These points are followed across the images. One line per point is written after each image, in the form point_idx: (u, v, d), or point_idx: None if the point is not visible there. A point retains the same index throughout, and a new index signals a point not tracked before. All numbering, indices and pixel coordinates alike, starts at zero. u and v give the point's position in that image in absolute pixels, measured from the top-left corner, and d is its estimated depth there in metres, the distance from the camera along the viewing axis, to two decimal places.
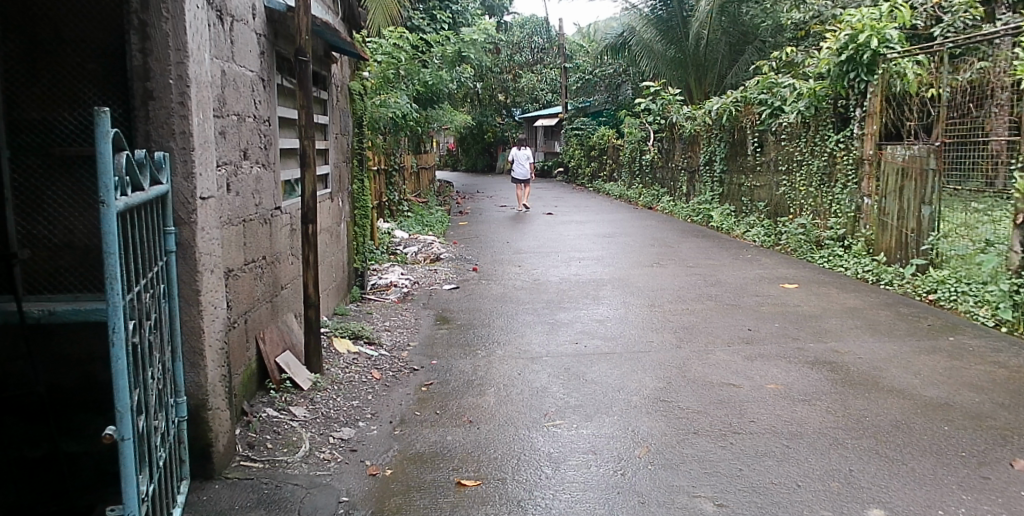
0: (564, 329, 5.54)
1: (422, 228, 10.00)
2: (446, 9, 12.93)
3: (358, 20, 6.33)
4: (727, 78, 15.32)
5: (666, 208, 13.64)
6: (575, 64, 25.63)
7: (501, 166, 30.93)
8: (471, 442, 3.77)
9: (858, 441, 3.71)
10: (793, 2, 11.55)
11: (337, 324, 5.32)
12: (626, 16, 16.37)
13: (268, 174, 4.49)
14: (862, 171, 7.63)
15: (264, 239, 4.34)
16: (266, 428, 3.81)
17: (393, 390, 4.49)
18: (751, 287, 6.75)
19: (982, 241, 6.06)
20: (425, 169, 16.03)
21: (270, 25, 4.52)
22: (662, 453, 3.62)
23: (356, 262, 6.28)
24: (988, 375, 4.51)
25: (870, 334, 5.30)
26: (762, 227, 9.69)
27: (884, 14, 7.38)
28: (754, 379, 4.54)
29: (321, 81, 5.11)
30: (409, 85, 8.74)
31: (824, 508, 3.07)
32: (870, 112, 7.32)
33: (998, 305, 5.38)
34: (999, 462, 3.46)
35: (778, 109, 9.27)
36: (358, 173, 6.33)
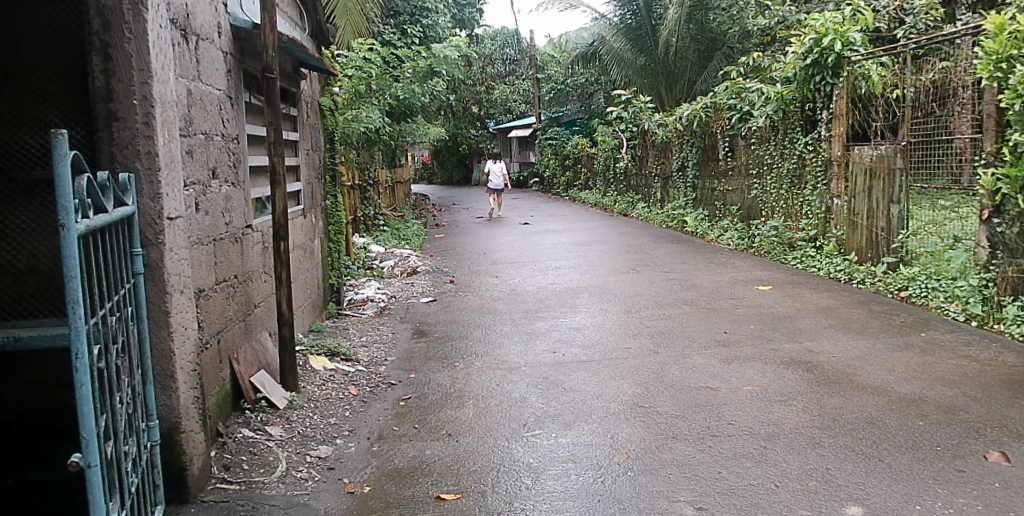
0: (542, 338, 5.52)
1: (398, 242, 9.97)
2: (417, 22, 12.95)
3: (328, 36, 6.33)
4: (697, 84, 15.47)
5: (641, 214, 13.71)
6: (547, 74, 25.78)
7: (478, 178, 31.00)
8: (449, 456, 3.74)
9: (834, 439, 3.74)
10: (758, 9, 11.66)
11: (314, 341, 5.27)
12: (595, 26, 16.54)
13: (238, 192, 4.47)
14: (830, 172, 7.74)
15: (235, 258, 4.31)
16: (242, 449, 3.77)
17: (371, 405, 4.45)
18: (726, 290, 6.79)
19: (951, 238, 6.09)
20: (400, 183, 16.00)
21: (237, 43, 4.51)
22: (641, 459, 3.61)
23: (333, 277, 6.23)
24: (959, 369, 4.58)
25: (843, 333, 5.35)
26: (735, 231, 9.76)
27: (847, 17, 7.46)
28: (732, 381, 4.56)
29: (290, 98, 5.09)
30: (381, 99, 8.72)
31: (802, 507, 3.09)
32: (836, 114, 7.45)
33: (968, 300, 5.56)
34: (973, 455, 3.51)
35: (746, 114, 9.40)
36: (330, 188, 6.31)
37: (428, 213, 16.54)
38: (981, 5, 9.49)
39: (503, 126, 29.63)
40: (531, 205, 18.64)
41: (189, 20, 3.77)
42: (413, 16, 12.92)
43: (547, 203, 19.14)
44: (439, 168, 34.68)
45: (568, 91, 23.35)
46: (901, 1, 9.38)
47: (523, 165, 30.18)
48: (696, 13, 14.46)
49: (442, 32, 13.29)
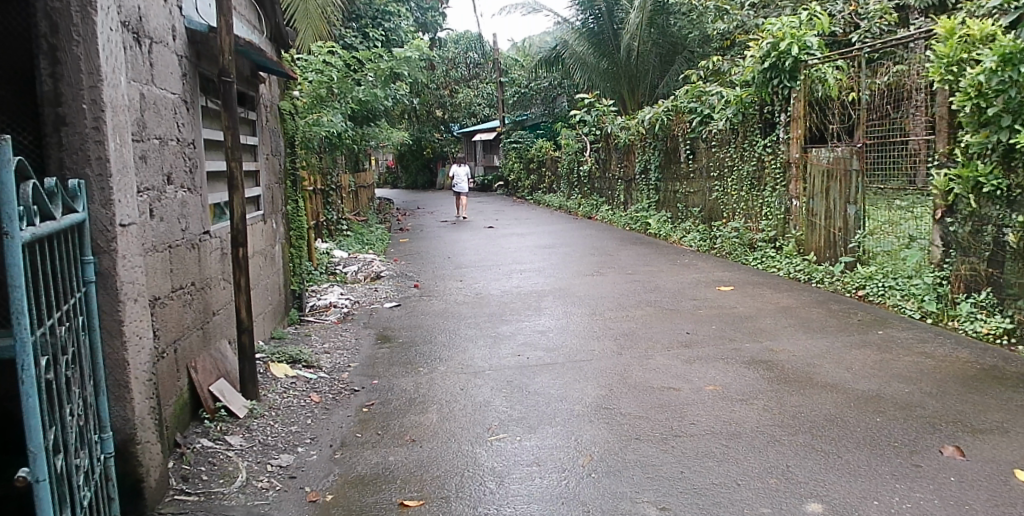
0: (506, 342, 5.51)
1: (361, 247, 9.89)
2: (378, 26, 12.85)
3: (287, 40, 6.27)
4: (659, 88, 15.62)
5: (605, 217, 13.80)
6: (509, 79, 25.85)
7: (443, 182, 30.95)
8: (413, 462, 3.71)
9: (795, 437, 3.79)
10: (717, 13, 11.83)
11: (275, 349, 5.19)
12: (558, 30, 16.67)
13: (195, 197, 4.38)
14: (789, 174, 7.88)
15: (192, 265, 4.23)
16: (201, 459, 3.69)
17: (333, 412, 4.39)
18: (688, 291, 6.85)
19: (906, 237, 6.21)
20: (364, 187, 15.89)
21: (193, 47, 4.44)
22: (605, 461, 3.62)
23: (294, 283, 6.15)
24: (916, 366, 4.68)
25: (803, 332, 5.43)
26: (697, 233, 9.86)
27: (804, 21, 7.64)
28: (694, 381, 4.59)
29: (248, 102, 5.03)
30: (343, 103, 8.68)
31: (764, 505, 3.13)
32: (795, 116, 7.58)
33: (923, 298, 5.72)
34: (929, 450, 3.58)
35: (707, 117, 9.52)
36: (292, 193, 6.24)
37: (392, 217, 16.41)
38: (932, 11, 9.75)
39: (467, 129, 29.63)
40: (496, 208, 18.64)
41: (142, 22, 3.70)
42: (374, 20, 12.83)
43: (513, 207, 19.15)
44: (404, 172, 34.52)
45: (532, 95, 23.48)
46: (855, 6, 9.61)
47: (488, 168, 30.20)
48: (657, 17, 14.65)
49: (404, 36, 13.24)
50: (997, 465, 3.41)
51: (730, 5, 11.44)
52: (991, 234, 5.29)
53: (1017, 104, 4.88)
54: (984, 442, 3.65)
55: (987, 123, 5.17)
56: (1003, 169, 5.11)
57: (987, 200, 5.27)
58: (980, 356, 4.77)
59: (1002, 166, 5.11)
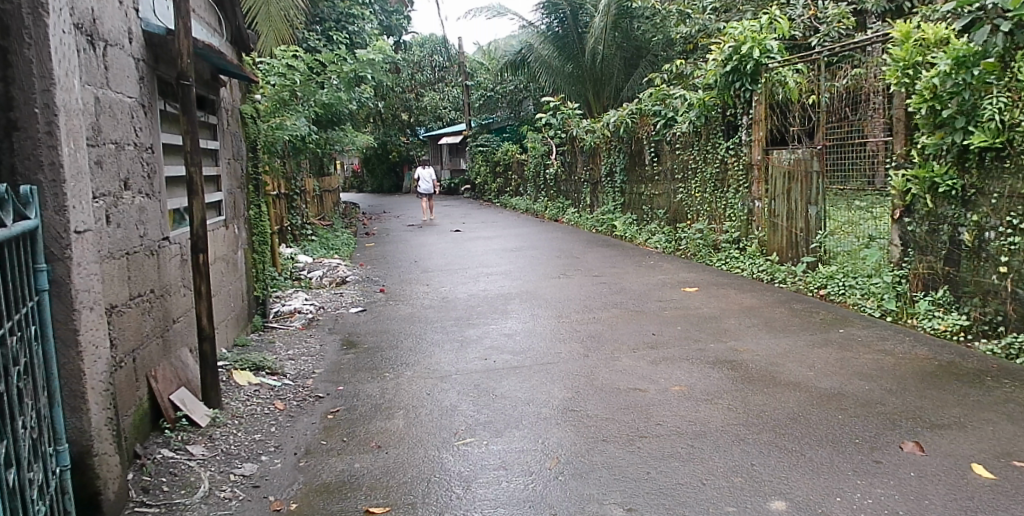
0: (472, 345, 5.50)
1: (326, 251, 9.79)
2: (343, 29, 12.87)
3: (249, 42, 6.18)
4: (623, 91, 15.75)
5: (572, 219, 13.86)
6: (475, 82, 25.85)
7: (410, 186, 30.83)
8: (379, 468, 3.68)
9: (758, 435, 3.83)
10: (679, 17, 11.96)
11: (237, 356, 5.11)
12: (524, 34, 16.72)
13: (153, 203, 4.30)
14: (751, 176, 8.00)
15: (151, 272, 4.14)
16: (161, 471, 3.62)
17: (298, 420, 4.33)
18: (654, 293, 6.91)
19: (865, 237, 6.32)
20: (329, 191, 15.73)
21: (150, 50, 4.35)
22: (572, 463, 3.63)
23: (258, 289, 6.07)
24: (876, 363, 4.77)
25: (766, 332, 5.50)
26: (662, 234, 9.95)
27: (765, 25, 7.66)
28: (659, 382, 4.63)
29: (208, 105, 4.95)
30: (306, 107, 8.59)
31: (728, 504, 3.16)
32: (756, 119, 7.74)
33: (883, 297, 5.86)
34: (889, 446, 3.65)
35: (670, 120, 9.62)
36: (254, 198, 6.15)
37: (358, 221, 16.28)
38: (889, 15, 9.98)
39: (433, 133, 29.55)
40: (463, 212, 18.61)
41: (96, 25, 3.62)
42: (338, 23, 12.81)
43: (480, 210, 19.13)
44: (370, 176, 34.28)
45: (498, 98, 23.51)
46: (814, 10, 9.79)
47: (455, 172, 30.13)
48: (621, 21, 14.76)
49: (369, 39, 13.18)
50: (955, 459, 3.49)
51: (692, 9, 11.55)
52: (947, 233, 5.42)
53: (970, 106, 5.01)
54: (942, 437, 3.73)
55: (942, 124, 5.30)
56: (958, 169, 5.25)
57: (943, 199, 5.40)
58: (938, 353, 4.89)
59: (957, 167, 5.24)
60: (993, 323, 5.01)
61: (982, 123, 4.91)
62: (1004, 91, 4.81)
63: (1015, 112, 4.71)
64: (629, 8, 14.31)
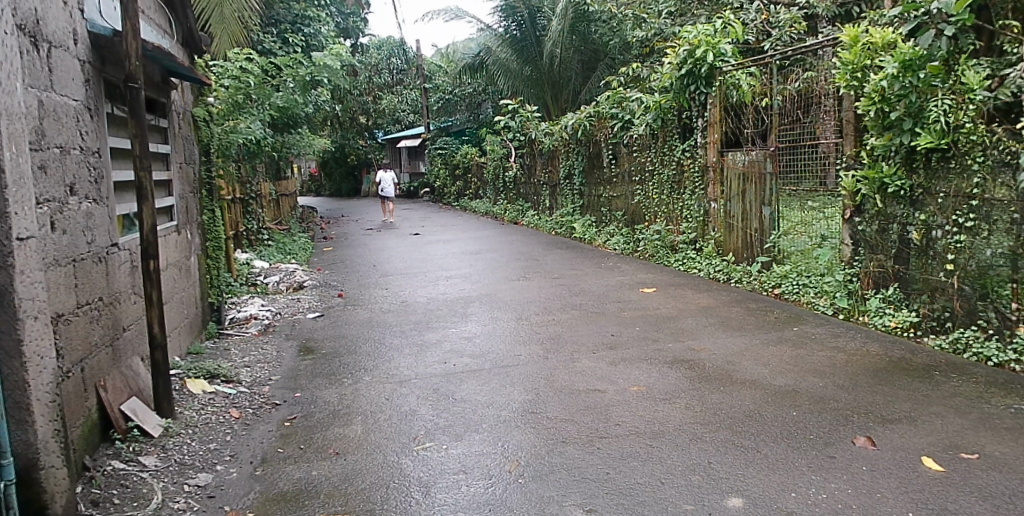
0: (432, 349, 5.47)
1: (283, 256, 9.65)
2: (298, 31, 12.69)
3: (201, 44, 6.06)
4: (581, 94, 15.89)
5: (531, 222, 13.91)
6: (434, 85, 25.74)
7: (370, 189, 30.58)
8: (337, 475, 3.63)
9: (715, 434, 3.89)
10: (635, 21, 12.08)
11: (191, 364, 5.00)
12: (483, 37, 16.74)
13: (101, 208, 4.18)
14: (706, 178, 8.14)
15: (100, 279, 4.03)
16: (112, 483, 3.52)
17: (254, 428, 4.25)
18: (613, 294, 6.96)
19: (818, 236, 6.45)
20: (286, 195, 15.50)
21: (97, 52, 4.24)
22: (531, 465, 3.63)
23: (212, 295, 5.97)
24: (828, 360, 4.87)
25: (722, 331, 5.59)
26: (621, 236, 10.04)
27: (718, 29, 7.78)
28: (618, 382, 4.66)
29: (157, 109, 4.84)
30: (261, 110, 8.46)
31: (686, 502, 3.21)
32: (711, 121, 7.87)
33: (835, 295, 6.00)
34: (843, 441, 3.73)
35: (627, 123, 9.72)
36: (207, 202, 6.02)
37: (317, 226, 16.06)
38: (839, 20, 10.24)
39: (392, 136, 29.37)
40: (423, 215, 18.53)
41: (39, 26, 3.52)
42: (294, 25, 12.64)
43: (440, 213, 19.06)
44: (328, 179, 33.85)
45: (456, 101, 23.46)
46: (766, 14, 9.97)
47: (414, 175, 29.98)
48: (578, 24, 14.86)
49: (325, 41, 13.05)
50: (905, 453, 3.59)
51: (648, 13, 11.68)
52: (896, 233, 5.57)
53: (917, 109, 5.14)
54: (893, 431, 3.83)
55: (890, 126, 5.44)
56: (906, 170, 5.39)
57: (892, 199, 5.54)
58: (888, 349, 5.02)
59: (905, 167, 5.39)
60: (941, 319, 5.17)
61: (928, 125, 5.05)
62: (949, 93, 4.99)
63: (959, 114, 4.87)
64: (586, 12, 14.39)
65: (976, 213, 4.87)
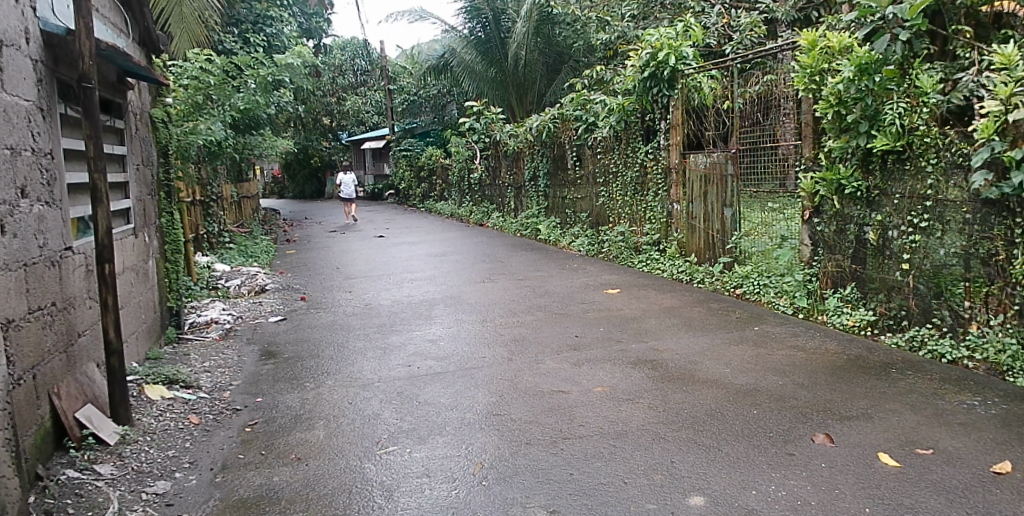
0: (396, 352, 5.44)
1: (245, 259, 9.52)
2: (259, 31, 12.54)
3: (159, 44, 5.96)
4: (546, 96, 15.98)
5: (497, 224, 13.91)
6: (399, 85, 25.60)
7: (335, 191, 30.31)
8: (299, 481, 3.59)
9: (677, 433, 3.93)
10: (599, 24, 12.15)
11: (149, 370, 4.90)
12: (447, 38, 16.72)
13: (54, 211, 4.08)
14: (669, 180, 8.23)
15: (53, 284, 3.94)
16: (66, 492, 3.44)
17: (214, 434, 4.19)
18: (577, 295, 7.00)
19: (778, 237, 6.57)
20: (248, 198, 15.29)
21: (50, 51, 4.14)
22: (495, 468, 3.63)
23: (171, 300, 5.86)
24: (788, 359, 4.96)
25: (685, 331, 5.65)
26: (586, 238, 10.10)
27: (680, 33, 7.92)
28: (582, 383, 4.69)
29: (113, 109, 4.74)
30: (222, 111, 8.34)
31: (648, 501, 3.24)
32: (673, 124, 7.96)
33: (795, 295, 6.12)
34: (802, 438, 3.80)
35: (591, 125, 9.80)
36: (165, 205, 5.91)
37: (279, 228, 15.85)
38: (799, 24, 10.41)
39: (357, 137, 29.16)
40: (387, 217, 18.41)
41: None
42: (255, 25, 12.49)
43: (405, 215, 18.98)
44: (290, 181, 33.39)
45: (422, 103, 23.37)
46: (727, 19, 10.23)
47: (380, 177, 29.78)
48: (543, 27, 14.89)
49: (287, 42, 12.93)
50: (863, 449, 3.67)
51: (612, 16, 11.76)
52: (853, 233, 5.69)
53: (873, 111, 5.25)
54: (851, 428, 3.91)
55: (847, 129, 5.56)
56: (862, 172, 5.51)
57: (850, 200, 5.66)
58: (846, 348, 5.12)
59: (862, 169, 5.50)
60: (897, 317, 5.29)
61: (884, 127, 5.17)
62: (904, 96, 5.11)
63: (913, 117, 5.00)
64: (550, 15, 14.45)
65: (930, 213, 4.99)
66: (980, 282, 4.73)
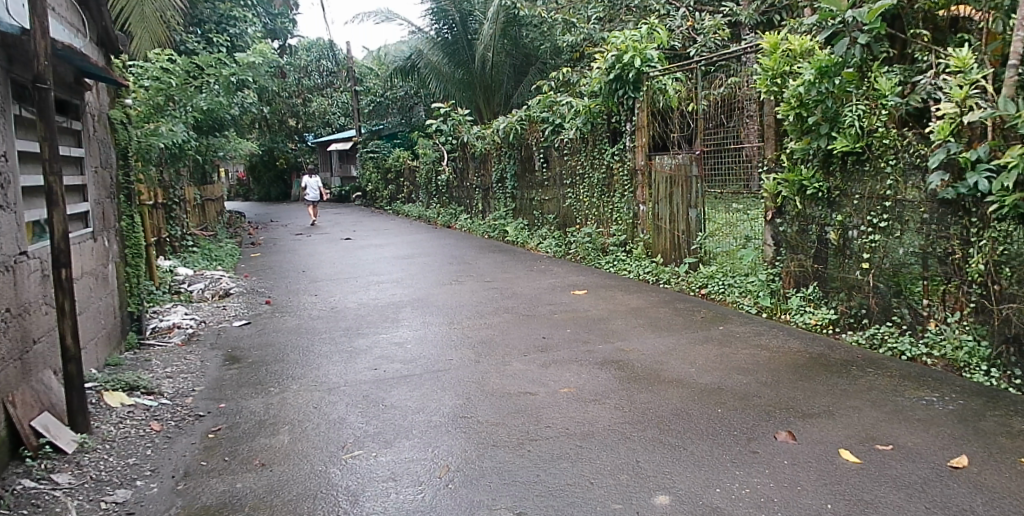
0: (362, 355, 5.41)
1: (209, 263, 9.38)
2: (223, 32, 12.38)
3: (117, 44, 5.84)
4: (513, 98, 16.02)
5: (465, 226, 13.91)
6: (367, 86, 25.44)
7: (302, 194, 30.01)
8: (263, 487, 3.56)
9: (643, 433, 3.97)
10: (565, 26, 12.22)
11: (109, 377, 4.81)
12: (414, 39, 16.68)
13: (7, 215, 3.96)
14: (635, 181, 8.31)
15: (6, 290, 3.85)
16: (21, 502, 3.37)
17: (175, 441, 4.12)
18: (545, 296, 7.02)
19: (742, 237, 6.66)
20: (211, 201, 15.06)
21: (3, 51, 4.05)
22: (461, 470, 3.63)
23: (132, 304, 5.75)
24: (752, 358, 5.04)
25: (651, 331, 5.70)
26: (553, 239, 10.15)
27: (645, 35, 8.00)
28: (549, 384, 4.70)
29: (69, 111, 4.65)
30: (184, 112, 8.21)
31: (614, 501, 3.26)
32: (639, 126, 8.03)
33: (758, 294, 6.23)
34: (765, 436, 3.86)
35: (558, 127, 9.86)
36: (125, 208, 5.81)
37: (244, 231, 15.64)
38: (761, 28, 10.58)
39: (323, 139, 28.94)
40: (354, 219, 18.27)
41: None
42: (218, 25, 12.33)
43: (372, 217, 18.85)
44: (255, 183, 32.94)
45: (388, 104, 23.26)
46: (692, 22, 10.35)
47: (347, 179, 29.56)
48: (510, 29, 14.79)
49: (251, 42, 12.78)
50: (825, 445, 3.73)
51: (578, 18, 11.83)
52: (815, 233, 5.79)
53: (833, 113, 5.36)
54: (813, 426, 3.98)
55: (808, 130, 5.65)
56: (823, 173, 5.60)
57: (811, 201, 5.75)
58: (807, 346, 5.22)
59: (823, 170, 5.60)
60: (858, 316, 5.40)
61: (844, 129, 5.27)
62: (863, 98, 5.21)
63: (872, 119, 5.10)
64: (516, 17, 14.49)
65: (889, 213, 5.10)
66: (938, 280, 4.84)
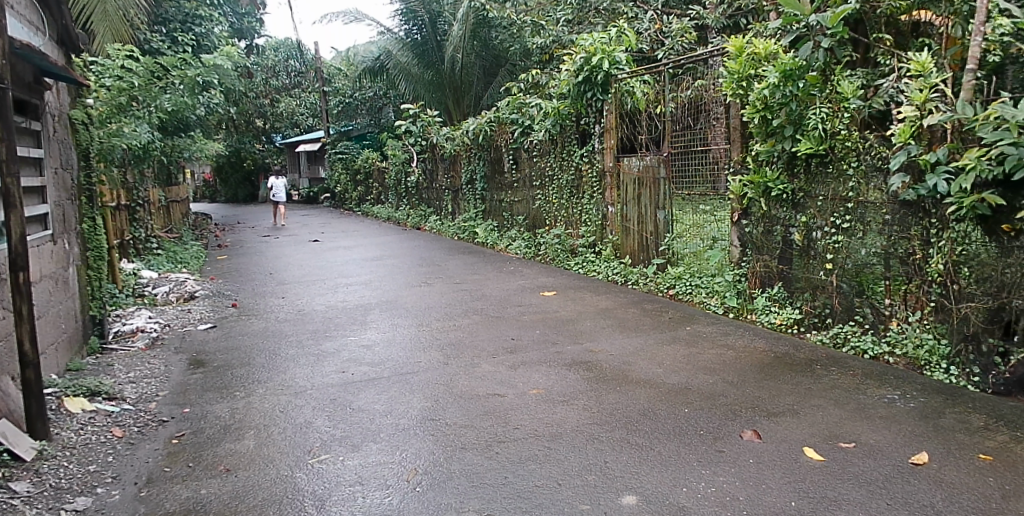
0: (330, 359, 5.38)
1: (174, 265, 9.24)
2: (188, 31, 12.20)
3: (77, 43, 5.72)
4: (483, 99, 16.01)
5: (434, 227, 13.88)
6: (336, 87, 25.27)
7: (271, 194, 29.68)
8: (228, 493, 3.52)
9: (610, 433, 4.00)
10: (534, 28, 12.25)
11: (69, 382, 4.72)
12: (383, 40, 16.60)
13: None
14: (604, 182, 8.37)
15: None
16: None
17: (138, 447, 4.05)
18: (513, 298, 7.04)
19: (709, 238, 6.74)
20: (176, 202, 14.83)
21: None
22: (429, 473, 3.63)
23: (94, 308, 5.64)
24: (718, 358, 5.10)
25: (619, 332, 5.75)
26: (523, 240, 10.18)
27: (613, 38, 8.08)
28: (518, 386, 4.72)
29: (27, 110, 4.54)
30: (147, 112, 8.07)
31: (582, 502, 3.29)
32: (607, 127, 8.09)
33: (725, 294, 6.31)
34: (731, 436, 3.91)
35: (528, 128, 9.89)
36: (87, 209, 5.70)
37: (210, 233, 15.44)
38: (728, 32, 10.72)
39: (292, 139, 28.66)
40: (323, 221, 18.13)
41: None
42: (183, 24, 12.14)
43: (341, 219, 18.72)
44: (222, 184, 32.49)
45: (358, 105, 23.10)
46: (659, 25, 10.43)
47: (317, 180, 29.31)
48: (479, 30, 14.81)
49: (217, 42, 12.61)
50: (789, 444, 3.80)
51: (546, 21, 11.88)
52: (780, 234, 5.87)
53: (797, 116, 5.45)
54: (777, 424, 4.04)
55: (773, 133, 5.73)
56: (787, 175, 5.70)
57: (776, 203, 5.84)
58: (772, 346, 5.30)
59: (787, 172, 5.69)
60: (821, 315, 5.49)
61: (808, 132, 5.36)
62: (826, 101, 5.30)
63: (835, 121, 5.19)
64: (485, 18, 14.50)
65: (852, 214, 5.20)
66: (900, 280, 4.94)
